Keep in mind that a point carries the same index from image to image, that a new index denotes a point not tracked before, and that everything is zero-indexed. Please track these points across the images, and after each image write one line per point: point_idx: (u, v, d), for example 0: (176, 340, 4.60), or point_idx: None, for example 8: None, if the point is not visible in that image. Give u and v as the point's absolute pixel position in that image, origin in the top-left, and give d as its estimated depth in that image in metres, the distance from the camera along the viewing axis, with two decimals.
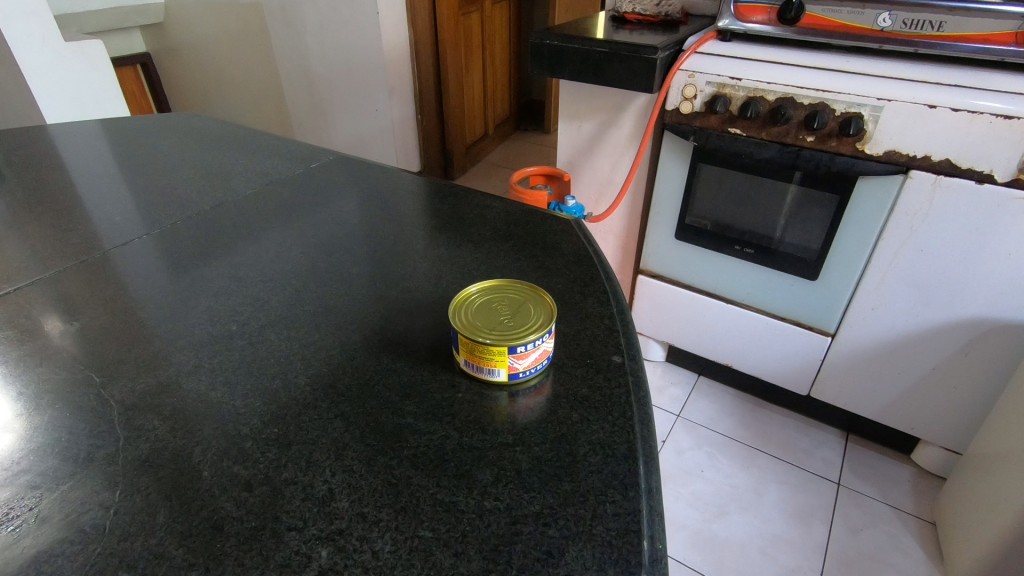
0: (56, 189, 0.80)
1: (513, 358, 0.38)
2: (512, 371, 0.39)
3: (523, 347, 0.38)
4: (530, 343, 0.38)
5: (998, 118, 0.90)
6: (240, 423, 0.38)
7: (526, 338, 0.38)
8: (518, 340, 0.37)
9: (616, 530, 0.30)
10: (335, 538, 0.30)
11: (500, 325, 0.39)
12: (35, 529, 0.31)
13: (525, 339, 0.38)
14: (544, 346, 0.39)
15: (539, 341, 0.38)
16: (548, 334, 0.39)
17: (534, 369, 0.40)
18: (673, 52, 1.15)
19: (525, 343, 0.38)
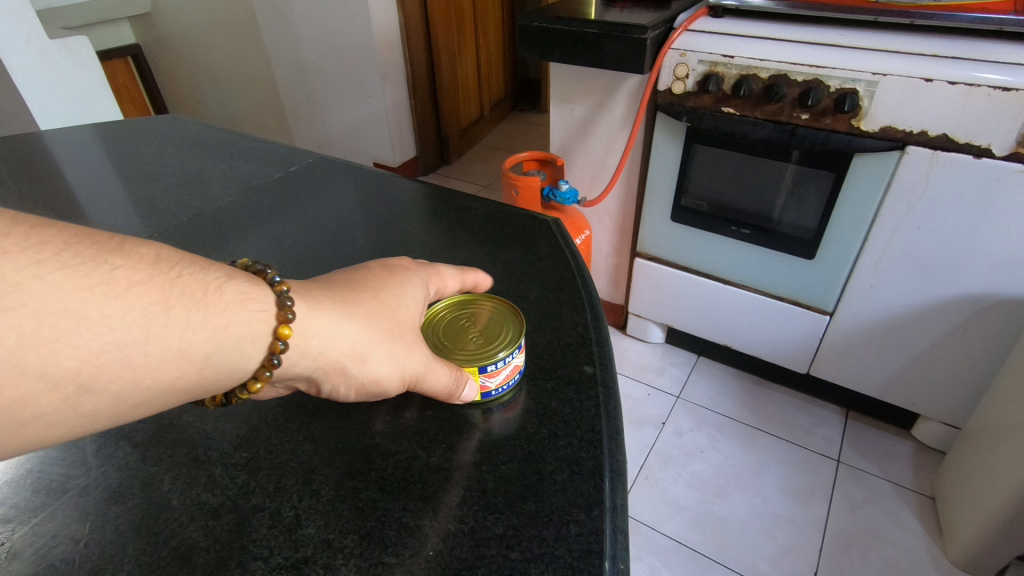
0: (40, 200, 0.80)
1: (484, 377, 0.39)
2: (484, 390, 0.40)
3: (493, 366, 0.39)
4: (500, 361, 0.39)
5: (996, 91, 0.88)
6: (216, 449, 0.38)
7: (496, 356, 0.39)
8: (488, 360, 0.39)
9: (578, 551, 0.30)
10: (300, 566, 0.31)
11: (467, 348, 0.40)
12: (6, 565, 0.32)
13: (495, 358, 0.39)
14: (515, 361, 0.40)
15: (509, 358, 0.39)
16: (517, 349, 0.40)
17: (506, 386, 0.40)
18: (664, 31, 1.13)
19: (495, 361, 0.39)
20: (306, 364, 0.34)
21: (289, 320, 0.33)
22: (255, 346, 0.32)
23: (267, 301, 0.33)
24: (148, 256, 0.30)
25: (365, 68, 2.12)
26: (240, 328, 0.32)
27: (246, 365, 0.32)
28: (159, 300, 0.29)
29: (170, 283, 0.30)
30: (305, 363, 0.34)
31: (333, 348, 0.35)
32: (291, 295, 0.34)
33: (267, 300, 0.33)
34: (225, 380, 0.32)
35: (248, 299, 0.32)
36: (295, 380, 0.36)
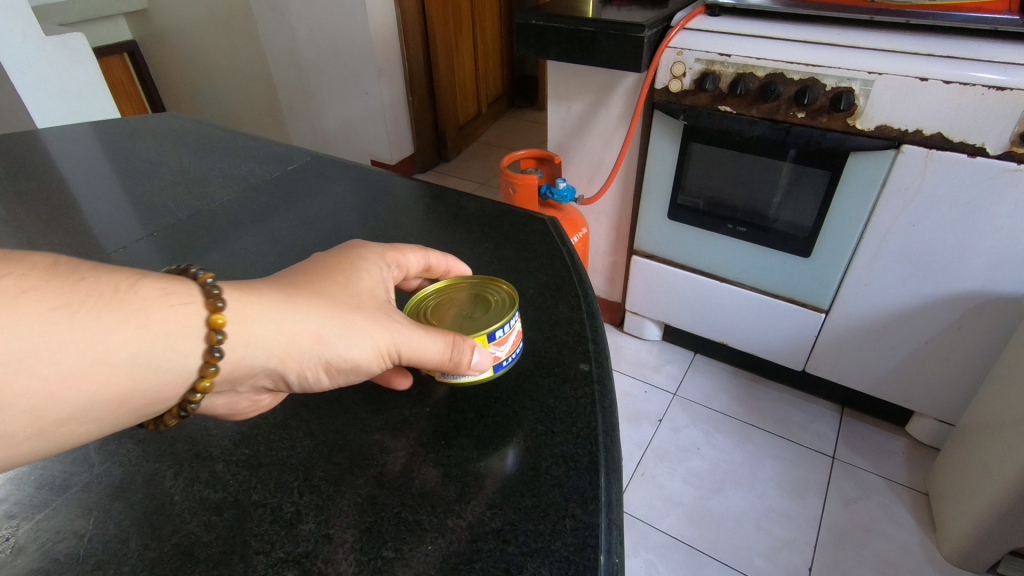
0: (38, 198, 0.80)
1: (494, 346, 0.41)
2: (496, 362, 0.41)
3: (500, 333, 0.41)
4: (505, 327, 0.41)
5: (990, 90, 0.88)
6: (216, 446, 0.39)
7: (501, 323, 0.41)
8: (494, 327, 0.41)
9: (573, 545, 0.31)
10: (300, 561, 0.31)
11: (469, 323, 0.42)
12: (11, 559, 0.32)
13: (500, 325, 0.41)
14: (516, 328, 0.42)
15: (512, 324, 0.42)
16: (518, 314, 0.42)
17: (513, 355, 0.42)
18: (661, 30, 1.13)
19: (501, 328, 0.41)
20: (258, 354, 0.34)
21: (220, 307, 0.32)
22: (189, 343, 0.31)
23: (193, 295, 0.32)
24: (45, 263, 0.29)
25: (363, 64, 2.12)
26: (169, 324, 0.31)
27: (185, 364, 0.31)
28: (61, 304, 0.28)
29: (70, 287, 0.28)
30: (257, 353, 0.34)
31: (291, 330, 0.34)
32: (215, 284, 0.33)
33: (192, 294, 0.32)
34: (162, 384, 0.31)
35: (171, 297, 0.31)
36: (256, 378, 0.35)
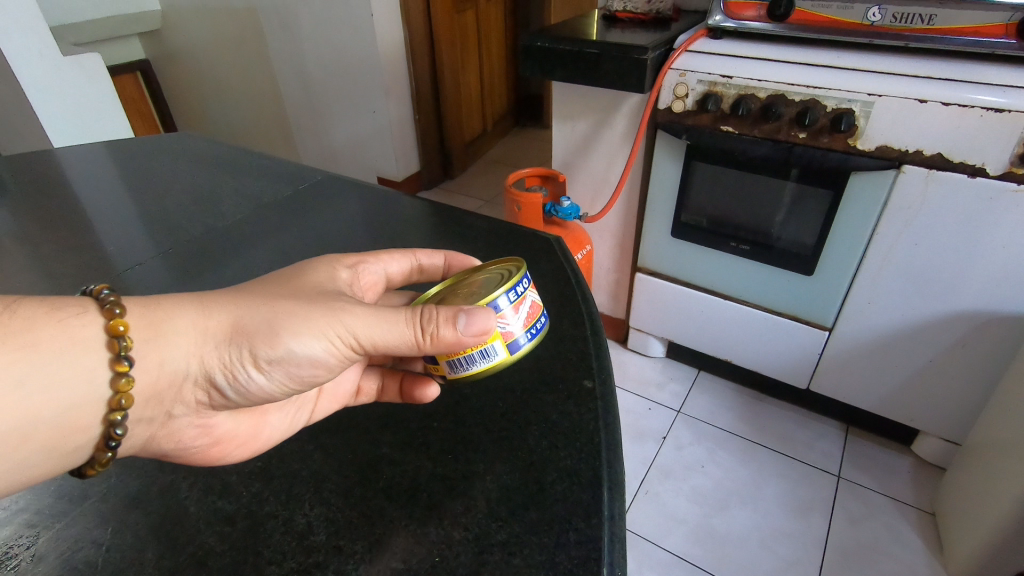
0: (55, 216, 0.82)
1: (499, 320, 0.41)
2: (508, 337, 0.41)
3: (500, 305, 0.41)
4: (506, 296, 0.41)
5: (989, 112, 0.90)
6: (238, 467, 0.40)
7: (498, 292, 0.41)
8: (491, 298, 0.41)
9: (577, 558, 0.32)
10: (311, 571, 0.32)
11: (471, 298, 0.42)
12: (33, 566, 0.33)
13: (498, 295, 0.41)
14: (523, 297, 0.43)
15: (511, 294, 0.42)
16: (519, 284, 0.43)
17: (527, 333, 0.43)
18: (664, 52, 1.15)
19: (499, 299, 0.41)
20: (175, 357, 0.35)
21: (118, 313, 0.33)
22: (90, 356, 0.32)
23: (88, 308, 0.33)
24: None
25: (371, 83, 2.16)
26: (62, 340, 0.32)
27: (93, 379, 0.32)
28: None
29: None
30: (172, 355, 0.35)
31: (207, 321, 0.36)
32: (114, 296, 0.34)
33: (85, 306, 0.33)
34: (68, 408, 0.32)
35: (61, 315, 0.32)
36: (185, 391, 0.37)
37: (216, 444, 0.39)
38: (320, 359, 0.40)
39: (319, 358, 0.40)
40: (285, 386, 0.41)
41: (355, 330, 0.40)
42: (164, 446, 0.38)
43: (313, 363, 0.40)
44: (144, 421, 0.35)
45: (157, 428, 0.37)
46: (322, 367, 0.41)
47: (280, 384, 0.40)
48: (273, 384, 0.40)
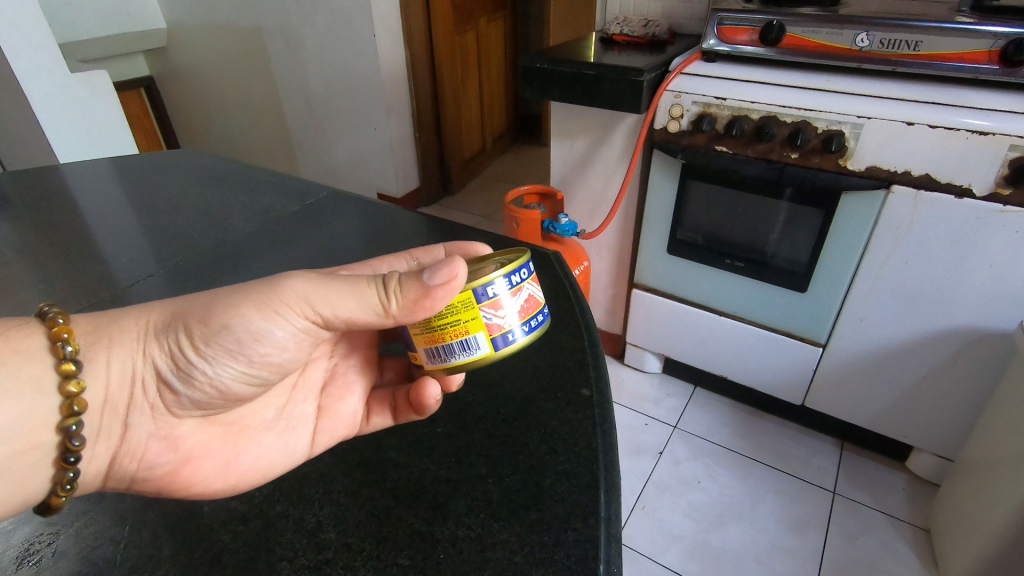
0: (65, 231, 0.84)
1: (486, 312, 0.43)
2: (493, 330, 0.43)
3: (489, 298, 0.43)
4: (497, 284, 0.43)
5: (974, 134, 0.93)
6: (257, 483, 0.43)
7: (486, 285, 0.43)
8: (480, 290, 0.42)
9: (575, 555, 0.33)
10: (321, 567, 0.34)
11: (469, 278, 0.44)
12: (53, 562, 0.36)
13: (487, 287, 0.43)
14: (520, 288, 0.44)
15: (501, 286, 0.43)
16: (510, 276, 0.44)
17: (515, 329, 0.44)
18: (660, 74, 1.19)
19: (488, 291, 0.43)
20: (120, 358, 0.38)
21: (61, 321, 0.35)
22: (37, 363, 0.34)
23: (29, 322, 0.35)
24: None
25: (372, 102, 2.20)
26: (6, 353, 0.34)
27: (42, 385, 0.34)
28: None
29: None
30: (116, 357, 0.38)
31: (147, 316, 0.39)
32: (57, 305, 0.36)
33: (29, 321, 0.35)
34: (20, 420, 0.33)
35: (4, 332, 0.34)
36: (137, 391, 0.39)
37: (185, 461, 0.42)
38: (262, 332, 0.42)
39: (260, 332, 0.42)
40: (239, 368, 0.43)
41: (291, 301, 0.41)
42: (129, 466, 0.40)
43: (256, 339, 0.42)
44: (101, 438, 0.38)
45: (116, 446, 0.39)
46: (269, 342, 0.42)
47: (232, 367, 0.42)
48: (222, 369, 0.42)
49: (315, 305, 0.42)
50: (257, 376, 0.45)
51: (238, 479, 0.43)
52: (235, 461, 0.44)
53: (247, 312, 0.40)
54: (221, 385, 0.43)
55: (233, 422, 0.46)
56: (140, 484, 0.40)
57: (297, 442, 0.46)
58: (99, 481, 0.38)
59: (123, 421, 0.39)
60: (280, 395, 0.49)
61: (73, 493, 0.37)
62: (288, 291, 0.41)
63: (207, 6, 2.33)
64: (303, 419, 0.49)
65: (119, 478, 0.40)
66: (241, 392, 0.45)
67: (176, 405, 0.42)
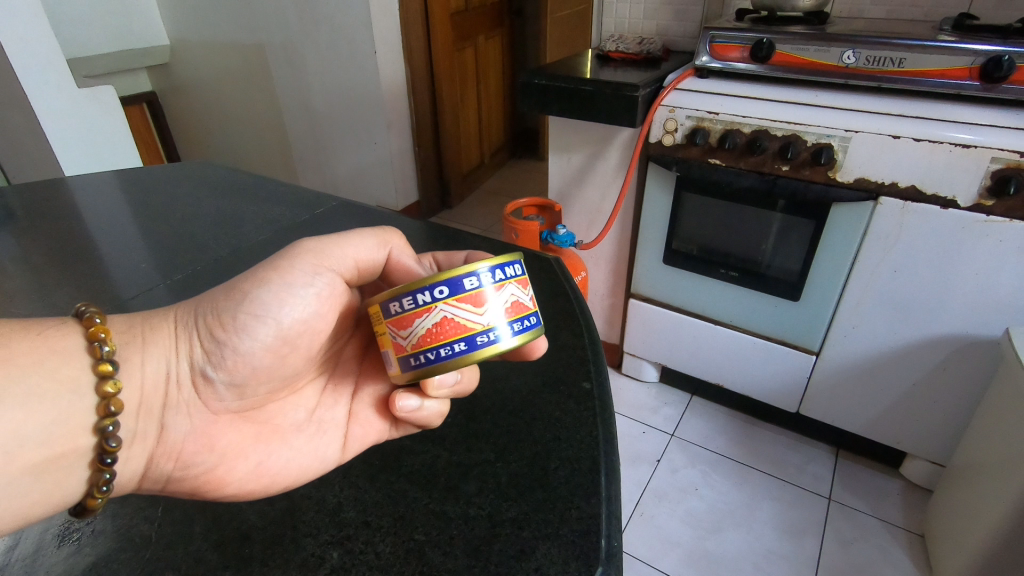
0: (77, 243, 0.87)
1: (391, 330, 0.43)
2: (398, 347, 0.44)
3: (391, 316, 0.43)
4: (395, 302, 0.43)
5: (957, 147, 0.97)
6: (289, 484, 0.45)
7: (389, 304, 0.43)
8: (384, 309, 0.43)
9: (580, 530, 0.38)
10: (343, 542, 0.39)
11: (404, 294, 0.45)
12: (93, 539, 0.41)
13: (390, 306, 0.43)
14: (428, 309, 0.42)
15: (401, 306, 0.42)
16: (412, 297, 0.42)
17: (417, 351, 0.43)
18: (654, 90, 1.24)
19: (391, 310, 0.43)
20: (155, 359, 0.43)
21: (97, 321, 0.39)
22: (77, 365, 0.37)
23: (67, 321, 0.38)
24: None
25: (373, 118, 2.24)
26: (48, 354, 0.36)
27: (80, 384, 0.37)
28: None
29: None
30: (150, 357, 0.43)
31: (175, 312, 0.45)
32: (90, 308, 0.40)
33: (65, 322, 0.38)
34: (56, 422, 0.36)
35: (44, 331, 0.38)
36: (172, 386, 0.44)
37: (219, 464, 0.46)
38: (286, 290, 0.49)
39: (283, 291, 0.49)
40: (270, 334, 0.49)
41: (308, 256, 0.50)
42: (165, 466, 0.43)
43: (282, 302, 0.49)
44: (137, 440, 0.41)
45: (153, 446, 0.42)
46: (294, 299, 0.49)
47: (263, 335, 0.48)
48: (252, 340, 0.48)
49: (328, 256, 0.51)
50: (288, 345, 0.50)
51: (269, 479, 0.45)
52: (266, 462, 0.48)
53: (267, 274, 0.48)
54: (253, 359, 0.48)
55: (266, 422, 0.51)
56: (176, 484, 0.43)
57: (327, 447, 0.49)
58: (136, 481, 0.42)
59: (159, 423, 0.43)
60: (309, 399, 0.55)
61: (109, 495, 0.39)
62: (302, 248, 0.50)
63: (212, 23, 2.38)
64: (333, 423, 0.53)
65: (156, 478, 0.43)
66: (272, 369, 0.50)
67: (210, 396, 0.47)
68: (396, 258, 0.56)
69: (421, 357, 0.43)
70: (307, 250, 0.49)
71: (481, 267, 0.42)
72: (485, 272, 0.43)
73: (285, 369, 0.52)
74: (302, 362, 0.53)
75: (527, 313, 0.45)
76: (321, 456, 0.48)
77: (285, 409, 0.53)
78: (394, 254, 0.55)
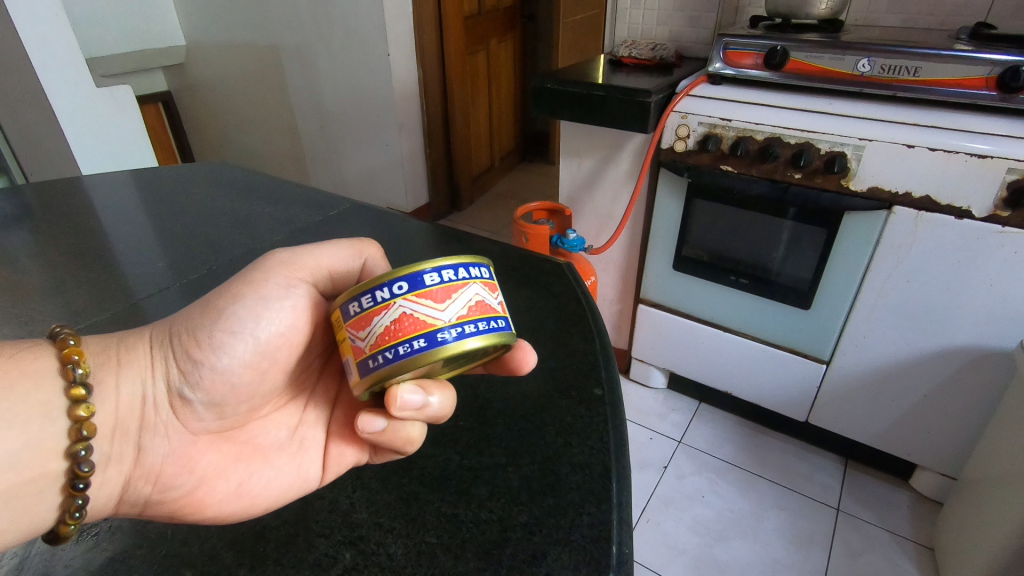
0: (93, 242, 0.88)
1: (351, 333, 0.42)
2: (357, 350, 0.42)
3: (352, 319, 0.42)
4: (356, 301, 0.42)
5: (972, 157, 0.96)
6: (275, 504, 0.44)
7: (351, 304, 0.42)
8: (345, 311, 0.42)
9: (590, 536, 0.38)
10: (356, 543, 0.39)
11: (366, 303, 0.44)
12: (109, 535, 0.42)
13: (351, 306, 0.42)
14: (387, 306, 0.41)
15: (362, 306, 0.41)
16: (374, 295, 0.41)
17: (375, 351, 0.41)
18: (667, 96, 1.23)
19: (352, 310, 0.42)
20: (130, 381, 0.43)
21: (71, 342, 0.39)
22: (49, 389, 0.37)
23: (41, 343, 0.39)
24: None
25: (384, 120, 2.25)
26: (20, 378, 0.37)
27: (52, 409, 0.37)
28: None
29: None
30: (125, 380, 0.43)
31: (150, 333, 0.45)
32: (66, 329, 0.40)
33: (40, 344, 0.39)
34: (27, 447, 0.36)
35: (17, 354, 0.38)
36: (148, 409, 0.44)
37: (199, 485, 0.46)
38: (261, 304, 0.49)
39: (258, 305, 0.48)
40: (248, 351, 0.48)
41: (280, 268, 0.50)
42: (143, 489, 0.43)
43: (257, 318, 0.48)
44: (113, 462, 0.41)
45: (130, 469, 0.42)
46: (271, 312, 0.49)
47: (241, 352, 0.48)
48: (228, 359, 0.48)
49: (300, 266, 0.51)
50: (267, 360, 0.50)
51: (250, 499, 0.45)
52: (248, 483, 0.47)
53: (241, 289, 0.48)
54: (231, 376, 0.48)
55: (247, 443, 0.51)
56: (154, 508, 0.43)
57: (309, 465, 0.49)
58: (113, 505, 0.41)
59: (136, 445, 0.43)
60: (292, 416, 0.55)
61: (82, 521, 0.39)
62: (275, 260, 0.50)
63: (228, 25, 2.41)
64: (315, 441, 0.53)
65: (134, 501, 0.43)
66: (252, 386, 0.50)
67: (188, 417, 0.47)
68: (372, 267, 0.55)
69: (378, 359, 0.41)
70: (280, 261, 0.49)
71: (444, 263, 0.42)
72: (448, 270, 0.42)
73: (266, 386, 0.52)
74: (282, 377, 0.53)
75: (493, 314, 0.43)
76: (303, 475, 0.48)
77: (266, 427, 0.53)
78: (371, 263, 0.55)
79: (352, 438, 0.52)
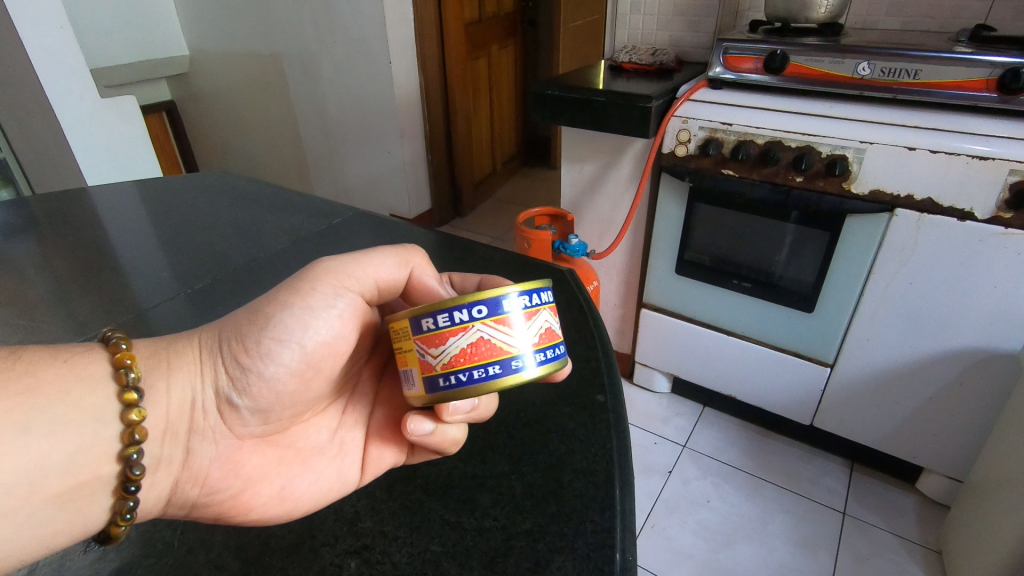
0: (97, 252, 0.89)
1: (420, 348, 0.42)
2: (427, 366, 0.42)
3: (425, 334, 0.42)
4: (429, 319, 0.42)
5: (974, 159, 0.96)
6: (314, 506, 0.45)
7: (424, 321, 0.42)
8: (416, 327, 0.42)
9: (593, 544, 0.38)
10: (361, 552, 0.39)
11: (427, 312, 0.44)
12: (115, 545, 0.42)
13: (424, 323, 0.42)
14: (464, 328, 0.41)
15: (437, 324, 0.41)
16: (450, 316, 0.41)
17: (446, 369, 0.41)
18: (667, 100, 1.24)
19: (425, 327, 0.42)
20: (180, 384, 0.43)
21: (123, 347, 0.39)
22: (102, 394, 0.37)
23: (94, 347, 0.39)
24: None
25: (386, 126, 2.26)
26: (75, 382, 0.37)
27: (104, 412, 0.37)
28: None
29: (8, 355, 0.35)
30: (176, 384, 0.42)
31: (199, 337, 0.45)
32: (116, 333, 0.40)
33: (93, 348, 0.39)
34: (80, 451, 0.36)
35: (73, 357, 0.38)
36: (200, 413, 0.44)
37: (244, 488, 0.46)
38: (308, 314, 0.49)
39: (306, 314, 0.49)
40: (294, 359, 0.49)
41: (327, 277, 0.50)
42: (190, 491, 0.43)
43: (305, 327, 0.49)
44: (162, 465, 0.41)
45: (179, 471, 0.42)
46: (317, 321, 0.50)
47: (288, 360, 0.49)
48: (277, 367, 0.48)
49: (348, 276, 0.51)
50: (310, 368, 0.51)
51: (293, 506, 0.46)
52: (290, 487, 0.48)
53: (290, 298, 0.48)
54: (277, 384, 0.49)
55: (289, 447, 0.52)
56: (201, 510, 0.44)
57: (349, 469, 0.51)
58: (161, 506, 0.41)
59: (184, 448, 0.43)
60: (333, 419, 0.55)
61: (132, 521, 0.39)
62: (323, 269, 0.50)
63: (231, 35, 2.43)
64: (355, 446, 0.54)
65: (181, 503, 0.43)
66: (296, 394, 0.51)
67: (234, 422, 0.47)
68: (418, 277, 0.56)
69: (449, 378, 0.42)
70: (329, 270, 0.50)
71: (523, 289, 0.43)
72: (527, 295, 0.43)
73: (309, 393, 0.52)
74: (324, 384, 0.53)
75: (558, 341, 0.45)
76: (343, 478, 0.49)
77: (308, 431, 0.53)
78: (417, 272, 0.56)
79: (391, 439, 0.55)
